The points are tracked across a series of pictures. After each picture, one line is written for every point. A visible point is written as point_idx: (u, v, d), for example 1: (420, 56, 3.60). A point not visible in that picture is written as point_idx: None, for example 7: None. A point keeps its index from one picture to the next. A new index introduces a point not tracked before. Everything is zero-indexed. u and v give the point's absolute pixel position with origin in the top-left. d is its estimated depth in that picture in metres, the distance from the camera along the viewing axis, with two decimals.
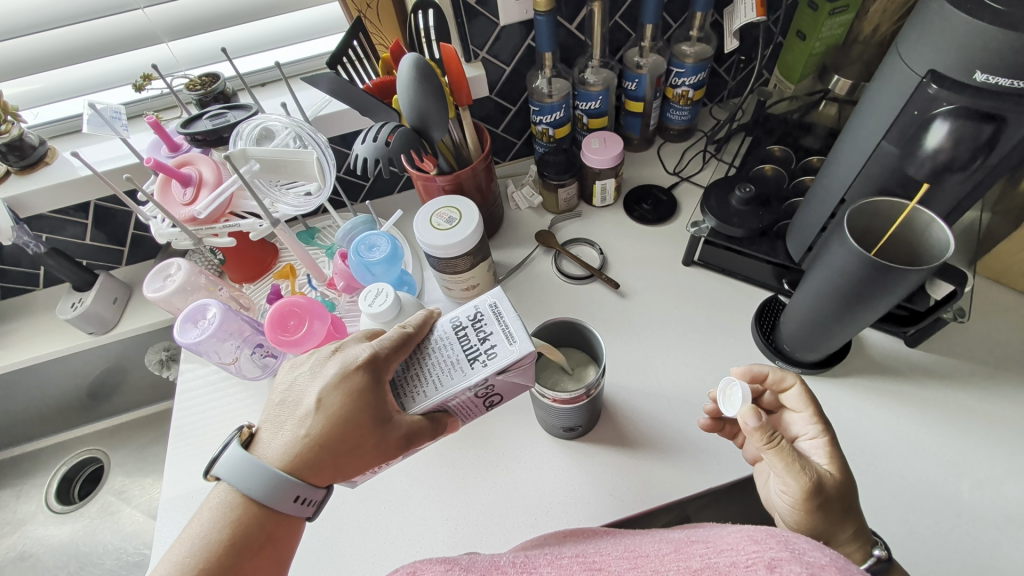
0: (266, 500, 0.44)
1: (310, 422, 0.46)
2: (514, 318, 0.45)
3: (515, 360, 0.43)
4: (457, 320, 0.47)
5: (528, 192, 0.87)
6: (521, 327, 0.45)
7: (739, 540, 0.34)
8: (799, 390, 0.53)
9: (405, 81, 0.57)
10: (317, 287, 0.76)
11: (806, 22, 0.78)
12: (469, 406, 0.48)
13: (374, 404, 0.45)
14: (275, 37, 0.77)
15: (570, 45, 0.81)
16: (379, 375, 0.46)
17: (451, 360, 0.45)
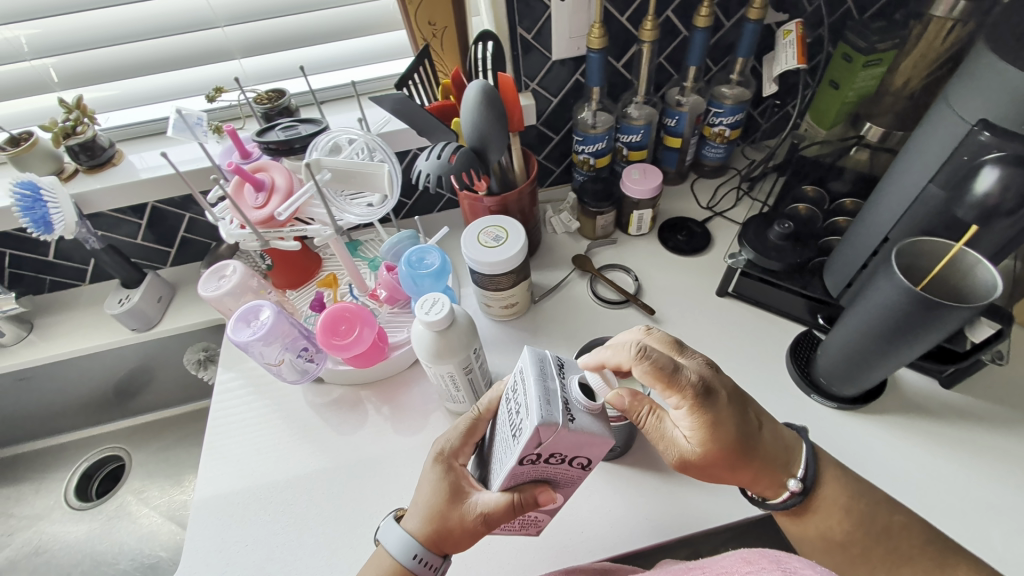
0: (400, 559, 0.48)
1: (409, 513, 0.51)
2: (534, 380, 0.41)
3: (532, 438, 0.39)
4: (507, 395, 0.46)
5: (566, 218, 0.90)
6: (535, 395, 0.40)
7: (734, 562, 0.44)
8: (643, 370, 0.47)
9: (471, 104, 0.60)
10: (359, 296, 0.79)
11: (840, 73, 0.82)
12: (556, 471, 0.45)
13: (453, 484, 0.50)
14: (341, 59, 0.82)
15: (616, 81, 0.84)
16: (454, 460, 0.51)
17: (504, 437, 0.45)
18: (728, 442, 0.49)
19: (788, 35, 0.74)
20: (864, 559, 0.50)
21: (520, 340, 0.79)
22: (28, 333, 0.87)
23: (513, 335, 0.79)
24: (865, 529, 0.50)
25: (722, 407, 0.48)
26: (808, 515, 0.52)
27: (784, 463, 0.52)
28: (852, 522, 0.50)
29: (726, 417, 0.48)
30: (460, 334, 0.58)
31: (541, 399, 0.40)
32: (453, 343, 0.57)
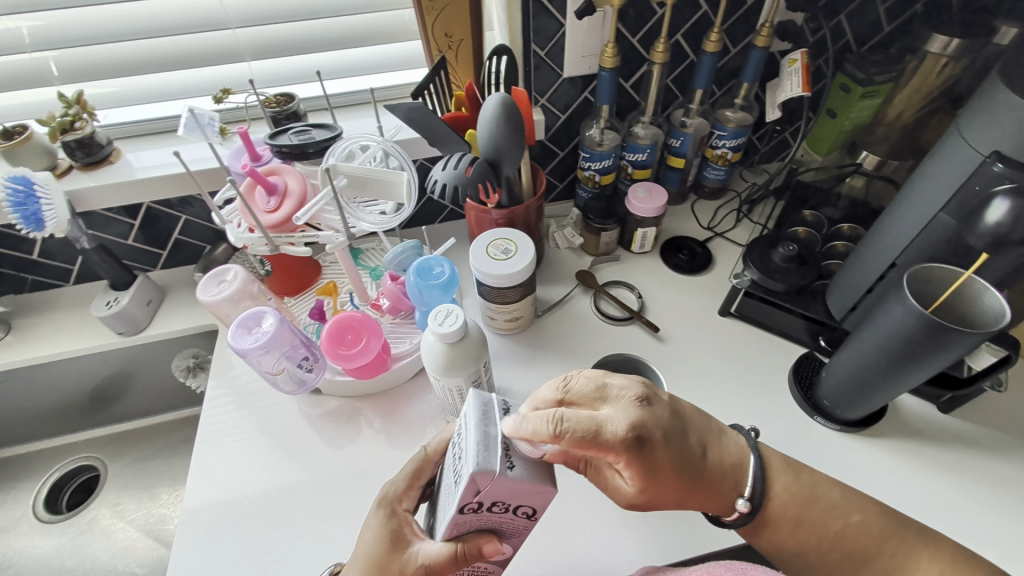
0: None
1: (348, 566, 0.49)
2: (474, 426, 0.40)
3: (469, 486, 0.38)
4: (453, 440, 0.45)
5: (569, 233, 0.90)
6: (476, 439, 0.39)
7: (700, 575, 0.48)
8: (565, 441, 0.42)
9: (490, 115, 0.60)
10: (359, 305, 0.77)
11: (838, 102, 0.85)
12: (502, 522, 0.44)
13: (394, 531, 0.49)
14: (351, 66, 0.81)
15: (624, 101, 0.86)
16: (395, 507, 0.51)
17: (449, 482, 0.43)
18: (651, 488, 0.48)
19: (793, 63, 0.76)
20: (834, 559, 0.49)
21: (523, 355, 0.78)
22: (5, 334, 0.82)
23: (515, 349, 0.79)
24: (826, 527, 0.50)
25: (640, 463, 0.45)
26: (769, 524, 0.52)
27: (729, 485, 0.51)
28: (809, 525, 0.50)
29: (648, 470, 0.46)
30: (471, 346, 0.57)
31: (484, 443, 0.39)
32: (464, 356, 0.56)
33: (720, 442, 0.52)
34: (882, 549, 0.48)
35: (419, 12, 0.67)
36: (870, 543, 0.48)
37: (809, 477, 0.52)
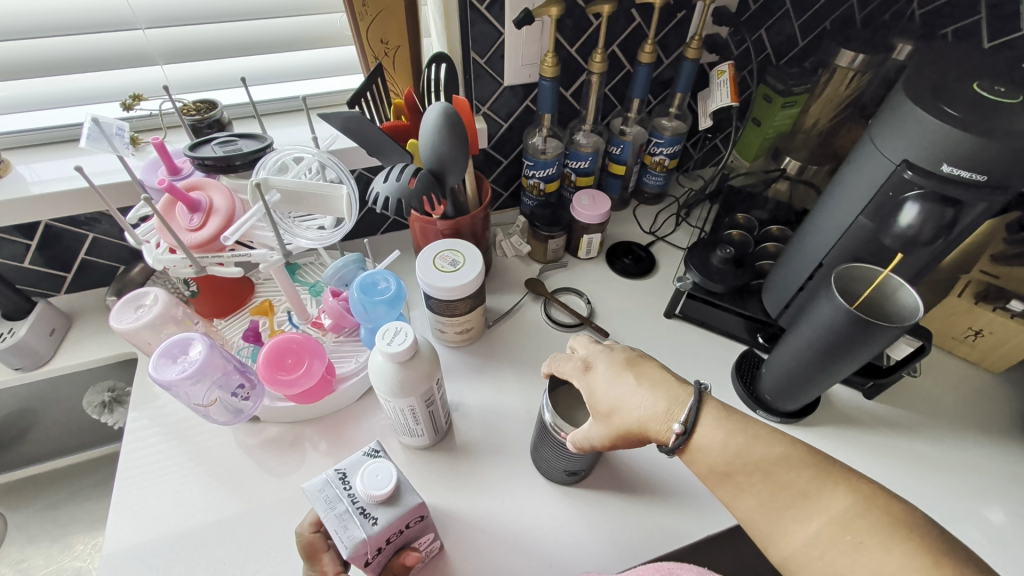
0: None
1: None
2: (323, 517, 0.46)
3: (359, 558, 0.46)
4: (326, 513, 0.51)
5: (516, 241, 0.90)
6: (336, 521, 0.46)
7: None
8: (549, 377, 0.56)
9: (431, 125, 0.58)
10: (299, 325, 0.73)
11: (761, 111, 0.90)
12: (407, 541, 0.51)
13: None
14: (279, 72, 0.77)
15: (564, 109, 0.86)
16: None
17: None
18: (599, 398, 0.49)
19: (722, 74, 0.80)
20: (751, 489, 0.41)
21: (475, 367, 0.77)
22: None
23: (467, 361, 0.77)
24: (749, 454, 0.41)
25: (607, 361, 0.51)
26: (694, 455, 0.44)
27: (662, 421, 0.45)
28: (735, 449, 0.42)
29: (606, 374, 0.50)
30: (423, 364, 0.55)
31: (343, 522, 0.46)
32: (417, 375, 0.54)
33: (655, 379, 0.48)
34: (803, 485, 0.39)
35: (351, 17, 0.63)
36: (790, 476, 0.40)
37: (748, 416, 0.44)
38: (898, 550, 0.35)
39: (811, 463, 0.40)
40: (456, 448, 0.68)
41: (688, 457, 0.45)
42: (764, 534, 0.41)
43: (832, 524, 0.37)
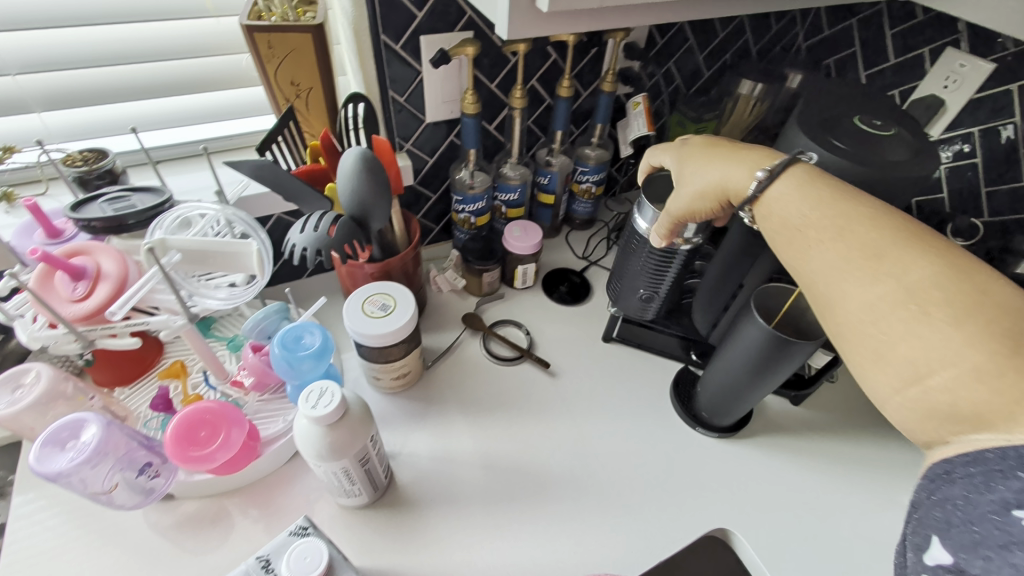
0: None
1: None
2: None
3: None
4: None
5: (451, 276, 0.88)
6: None
7: None
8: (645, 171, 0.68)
9: (350, 171, 0.56)
10: (216, 385, 0.67)
11: (677, 136, 0.95)
12: None
13: None
14: (180, 115, 0.71)
15: (489, 143, 0.86)
16: None
17: None
18: (690, 172, 0.58)
19: (637, 106, 0.83)
20: (819, 246, 0.42)
21: (415, 412, 0.73)
22: None
23: (406, 407, 0.74)
24: (826, 215, 0.42)
25: (702, 147, 0.59)
26: (769, 209, 0.48)
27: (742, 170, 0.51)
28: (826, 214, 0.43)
29: (700, 151, 0.57)
30: (355, 423, 0.52)
31: None
32: (349, 435, 0.51)
33: (745, 153, 0.54)
34: (879, 247, 0.39)
35: (257, 58, 0.60)
36: (868, 238, 0.40)
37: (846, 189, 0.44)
38: (976, 320, 0.34)
39: (909, 229, 0.39)
40: (400, 502, 0.64)
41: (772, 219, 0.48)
42: (825, 295, 0.42)
43: (909, 287, 0.37)
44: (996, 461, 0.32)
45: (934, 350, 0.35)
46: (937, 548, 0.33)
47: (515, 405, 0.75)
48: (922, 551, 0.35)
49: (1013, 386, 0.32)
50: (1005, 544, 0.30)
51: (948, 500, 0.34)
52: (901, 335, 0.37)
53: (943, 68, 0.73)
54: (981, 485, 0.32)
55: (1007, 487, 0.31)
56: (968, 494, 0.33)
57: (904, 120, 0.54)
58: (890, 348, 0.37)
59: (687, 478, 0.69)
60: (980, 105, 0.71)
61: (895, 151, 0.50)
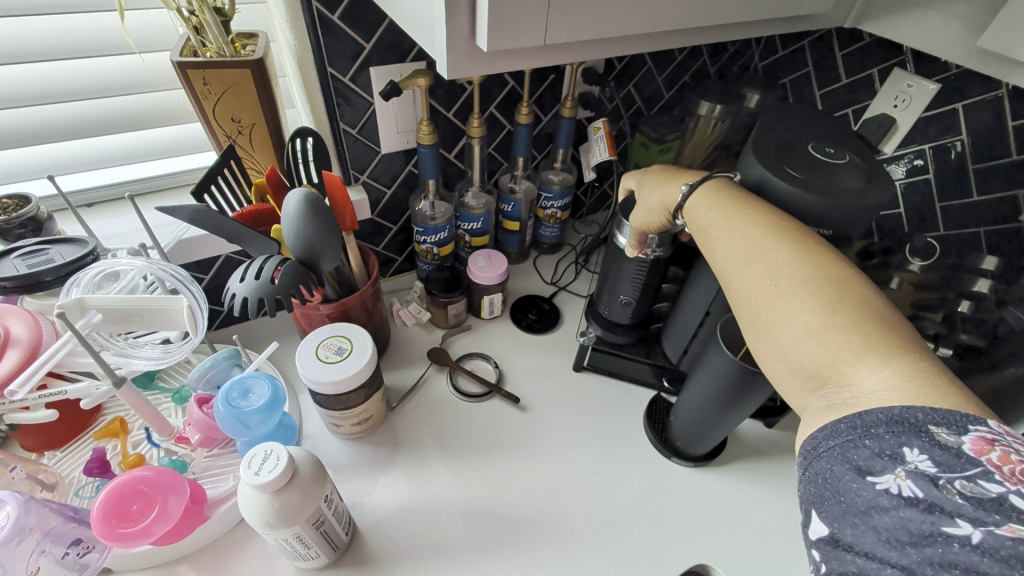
0: None
1: None
2: None
3: None
4: None
5: (415, 309, 0.85)
6: None
7: None
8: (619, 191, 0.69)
9: (294, 213, 0.53)
10: (160, 442, 0.62)
11: (641, 157, 0.94)
12: None
13: None
14: (113, 155, 0.67)
15: (449, 171, 0.84)
16: None
17: None
18: (642, 188, 0.60)
19: (597, 131, 0.83)
20: (716, 241, 0.46)
21: (379, 457, 0.70)
22: None
23: (369, 452, 0.70)
24: (723, 213, 0.46)
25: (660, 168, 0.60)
26: (687, 216, 0.51)
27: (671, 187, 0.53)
28: (715, 210, 0.47)
29: (657, 170, 0.59)
30: (307, 485, 0.48)
31: None
32: (301, 497, 0.47)
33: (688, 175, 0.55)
34: (757, 238, 0.43)
35: (192, 95, 0.57)
36: (749, 231, 0.44)
37: (745, 194, 0.48)
38: (816, 287, 0.38)
39: (776, 221, 0.44)
40: (363, 559, 0.60)
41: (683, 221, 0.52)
42: (719, 280, 0.46)
43: (768, 262, 0.41)
44: (849, 429, 0.33)
45: (779, 313, 0.39)
46: (816, 524, 0.34)
47: (485, 444, 0.72)
48: (806, 530, 0.35)
49: (839, 340, 0.35)
50: (869, 509, 0.31)
51: (818, 476, 0.35)
52: (759, 304, 0.40)
53: (892, 87, 0.74)
54: (840, 455, 0.33)
55: (862, 454, 0.32)
56: (832, 467, 0.34)
57: (853, 145, 0.55)
58: (754, 318, 0.41)
59: (664, 512, 0.67)
60: (929, 122, 0.72)
61: (849, 179, 0.50)
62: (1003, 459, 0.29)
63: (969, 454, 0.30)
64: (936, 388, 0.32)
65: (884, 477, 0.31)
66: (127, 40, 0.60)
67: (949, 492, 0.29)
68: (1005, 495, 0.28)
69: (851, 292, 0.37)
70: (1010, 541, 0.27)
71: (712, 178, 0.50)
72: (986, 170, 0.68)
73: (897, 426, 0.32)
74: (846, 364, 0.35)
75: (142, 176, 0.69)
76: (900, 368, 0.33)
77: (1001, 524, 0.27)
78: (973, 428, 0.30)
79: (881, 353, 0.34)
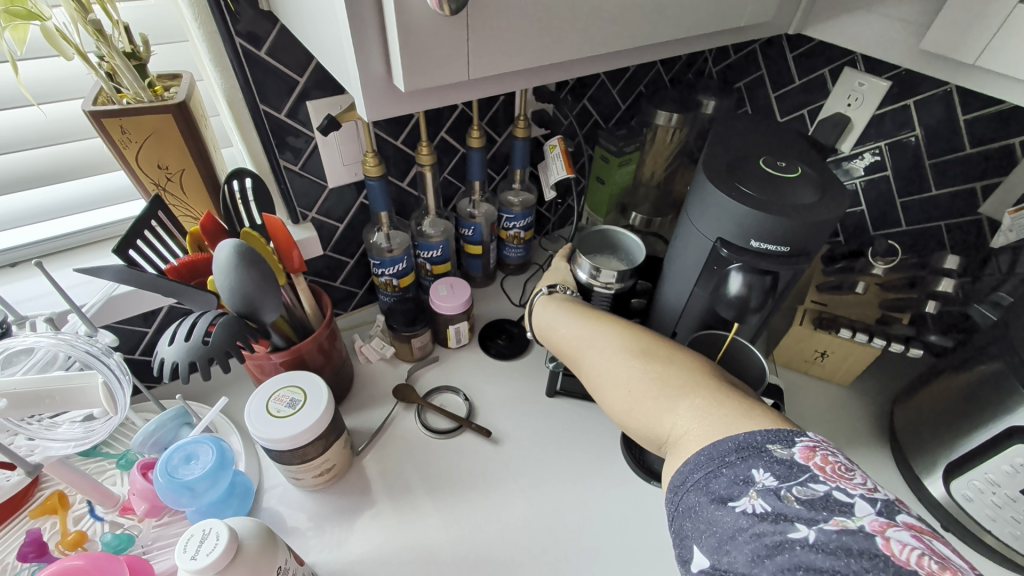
0: None
1: None
2: None
3: None
4: None
5: (378, 344, 0.82)
6: None
7: None
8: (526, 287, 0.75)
9: (225, 266, 0.50)
10: (103, 515, 0.57)
11: (602, 170, 0.91)
12: None
13: None
14: (37, 211, 0.63)
15: (405, 200, 0.81)
16: None
17: None
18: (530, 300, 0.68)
19: (554, 148, 0.80)
20: (568, 351, 0.60)
21: (345, 508, 0.66)
22: None
23: (335, 504, 0.66)
24: (568, 330, 0.60)
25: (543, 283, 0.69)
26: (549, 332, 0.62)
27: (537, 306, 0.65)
28: (561, 324, 0.61)
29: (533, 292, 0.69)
30: (255, 559, 0.45)
31: None
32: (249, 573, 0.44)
33: (545, 277, 0.69)
34: (584, 346, 0.57)
35: (111, 144, 0.53)
36: (586, 339, 0.57)
37: (581, 305, 0.62)
38: (625, 369, 0.51)
39: (602, 323, 0.58)
40: None
41: (549, 336, 0.63)
42: (584, 378, 0.57)
43: (590, 345, 0.56)
44: (709, 460, 0.39)
45: (614, 377, 0.52)
46: (696, 558, 0.37)
47: (458, 484, 0.69)
48: (687, 566, 0.38)
49: (649, 403, 0.48)
50: (735, 531, 0.35)
51: (688, 509, 0.39)
52: (597, 389, 0.54)
53: (844, 87, 0.73)
54: (705, 486, 0.38)
55: (722, 482, 0.38)
56: (699, 499, 0.38)
57: (805, 156, 0.53)
58: (604, 401, 0.53)
59: (646, 540, 0.64)
60: (883, 120, 0.71)
61: (803, 193, 0.48)
62: (823, 463, 0.37)
63: (800, 463, 0.37)
64: (730, 396, 0.45)
65: (741, 500, 0.36)
66: (22, 92, 0.56)
67: (789, 500, 0.35)
68: (828, 492, 0.35)
69: (659, 363, 0.50)
70: (835, 534, 0.32)
71: (556, 298, 0.64)
72: (941, 166, 0.69)
73: (744, 450, 0.38)
74: (677, 402, 0.46)
75: (70, 231, 0.66)
76: (709, 393, 0.45)
77: (829, 519, 0.33)
78: (798, 440, 0.38)
79: (686, 401, 0.45)
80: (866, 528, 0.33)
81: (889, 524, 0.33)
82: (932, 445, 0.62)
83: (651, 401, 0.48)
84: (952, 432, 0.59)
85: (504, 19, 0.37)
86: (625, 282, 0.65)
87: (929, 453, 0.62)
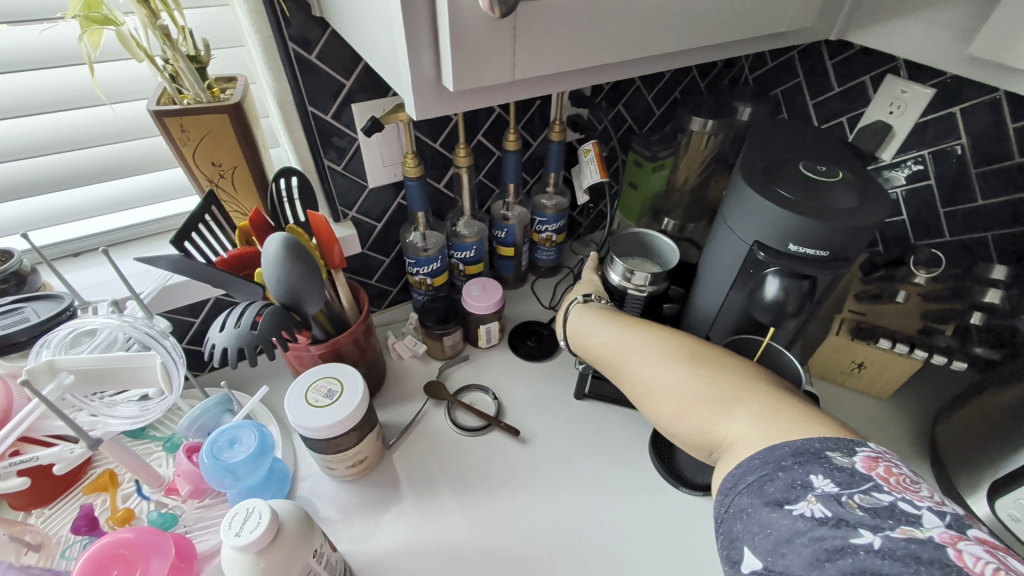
0: None
1: None
2: None
3: None
4: None
5: (411, 341, 0.84)
6: None
7: None
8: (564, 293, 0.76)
9: (275, 259, 0.52)
10: (150, 494, 0.60)
11: (636, 176, 0.91)
12: None
13: None
14: (100, 205, 0.67)
15: (440, 201, 0.83)
16: None
17: None
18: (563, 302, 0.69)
19: (588, 153, 0.81)
20: (609, 357, 0.59)
21: (375, 500, 0.67)
22: None
23: (366, 495, 0.68)
24: (609, 336, 0.60)
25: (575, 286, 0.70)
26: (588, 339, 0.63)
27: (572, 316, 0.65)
28: (602, 331, 0.61)
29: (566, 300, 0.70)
30: (295, 540, 0.46)
31: None
32: (288, 556, 0.45)
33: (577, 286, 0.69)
34: (628, 352, 0.57)
35: (171, 142, 0.56)
36: (629, 346, 0.57)
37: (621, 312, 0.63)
38: (673, 376, 0.51)
39: (646, 331, 0.58)
40: None
41: (587, 343, 0.63)
42: (627, 385, 0.57)
43: (634, 351, 0.56)
44: (764, 463, 0.39)
45: (662, 382, 0.52)
46: (747, 559, 0.36)
47: (486, 482, 0.69)
48: (736, 568, 0.37)
49: (700, 411, 0.47)
50: (792, 534, 0.34)
51: (740, 512, 0.38)
52: (643, 396, 0.54)
53: (884, 94, 0.72)
54: (759, 489, 0.38)
55: (779, 486, 0.37)
56: (753, 501, 0.38)
57: (846, 161, 0.53)
58: (651, 409, 0.53)
59: (674, 547, 0.64)
60: (927, 127, 0.69)
61: (843, 198, 0.48)
62: (886, 473, 0.36)
63: (862, 472, 0.36)
64: (785, 403, 0.44)
65: (799, 504, 0.35)
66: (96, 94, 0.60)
67: (851, 506, 0.34)
68: (893, 502, 0.34)
69: (708, 369, 0.50)
70: (902, 542, 0.31)
71: (594, 306, 0.64)
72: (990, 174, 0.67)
73: (802, 456, 0.38)
74: (732, 409, 0.45)
75: (128, 224, 0.69)
76: (763, 399, 0.45)
77: (895, 528, 0.32)
78: (860, 450, 0.38)
79: (739, 408, 0.45)
80: (935, 538, 0.32)
81: (961, 538, 0.32)
82: (977, 462, 0.59)
83: (704, 407, 0.47)
84: (1000, 448, 0.56)
85: (548, 23, 0.38)
86: (659, 285, 0.65)
87: (974, 470, 0.59)
